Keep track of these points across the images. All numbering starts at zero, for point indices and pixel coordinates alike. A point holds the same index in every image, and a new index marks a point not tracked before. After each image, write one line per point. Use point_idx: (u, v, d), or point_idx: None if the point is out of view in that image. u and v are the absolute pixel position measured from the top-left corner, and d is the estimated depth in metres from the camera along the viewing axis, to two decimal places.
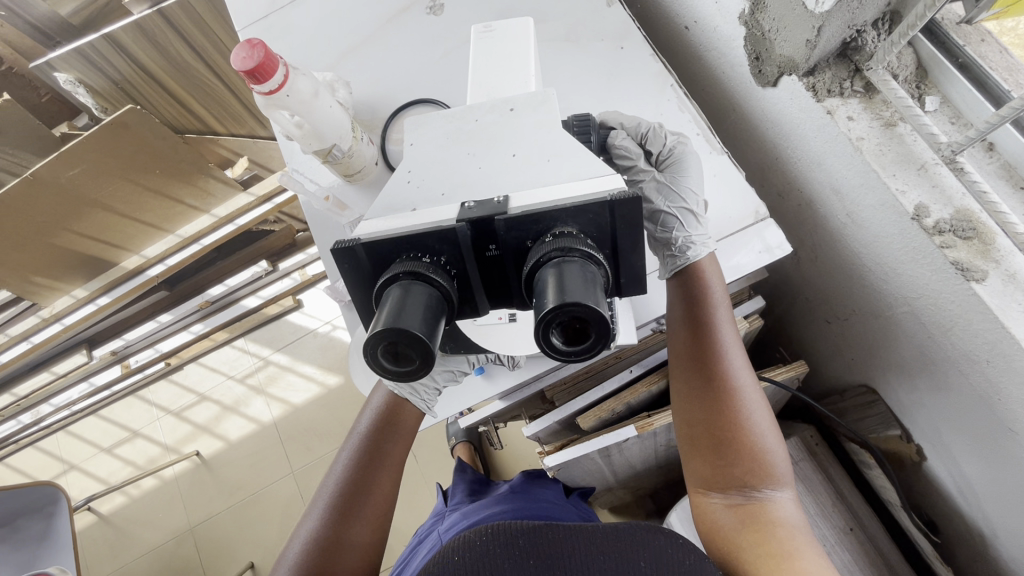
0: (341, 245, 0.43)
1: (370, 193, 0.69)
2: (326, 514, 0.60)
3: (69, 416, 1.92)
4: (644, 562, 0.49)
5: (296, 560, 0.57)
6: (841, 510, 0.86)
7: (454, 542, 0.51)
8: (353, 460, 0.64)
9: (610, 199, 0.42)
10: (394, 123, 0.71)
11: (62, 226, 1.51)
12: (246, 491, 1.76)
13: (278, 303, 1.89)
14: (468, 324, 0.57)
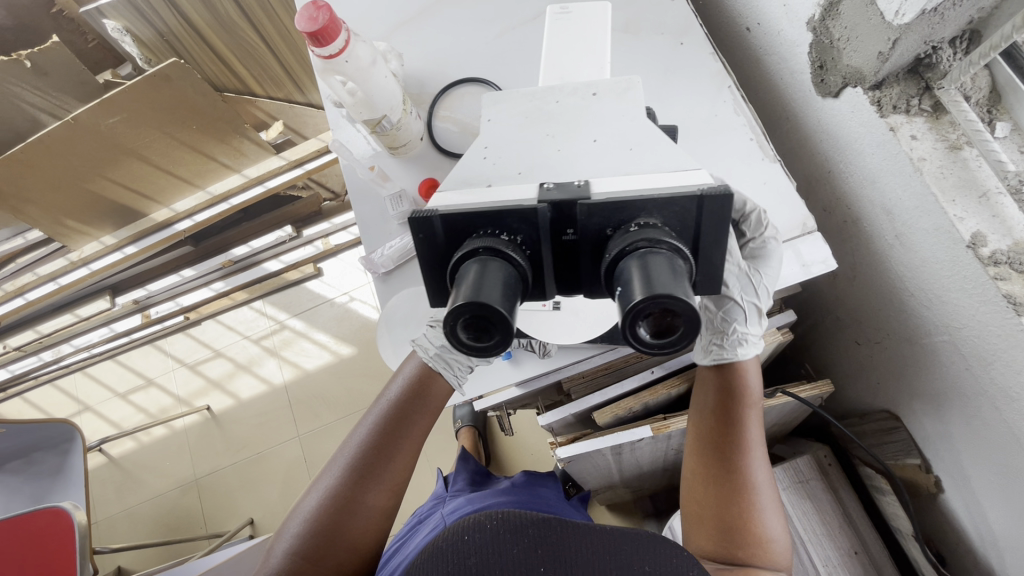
0: (419, 216, 0.43)
1: (415, 167, 0.69)
2: (348, 475, 0.61)
3: (88, 358, 1.97)
4: (650, 570, 0.50)
5: (313, 512, 0.59)
6: (847, 533, 0.86)
7: (468, 520, 0.52)
8: (378, 425, 0.63)
9: (701, 194, 0.41)
10: (444, 99, 0.71)
11: (98, 172, 1.53)
12: (252, 450, 1.79)
13: (298, 269, 1.91)
14: None
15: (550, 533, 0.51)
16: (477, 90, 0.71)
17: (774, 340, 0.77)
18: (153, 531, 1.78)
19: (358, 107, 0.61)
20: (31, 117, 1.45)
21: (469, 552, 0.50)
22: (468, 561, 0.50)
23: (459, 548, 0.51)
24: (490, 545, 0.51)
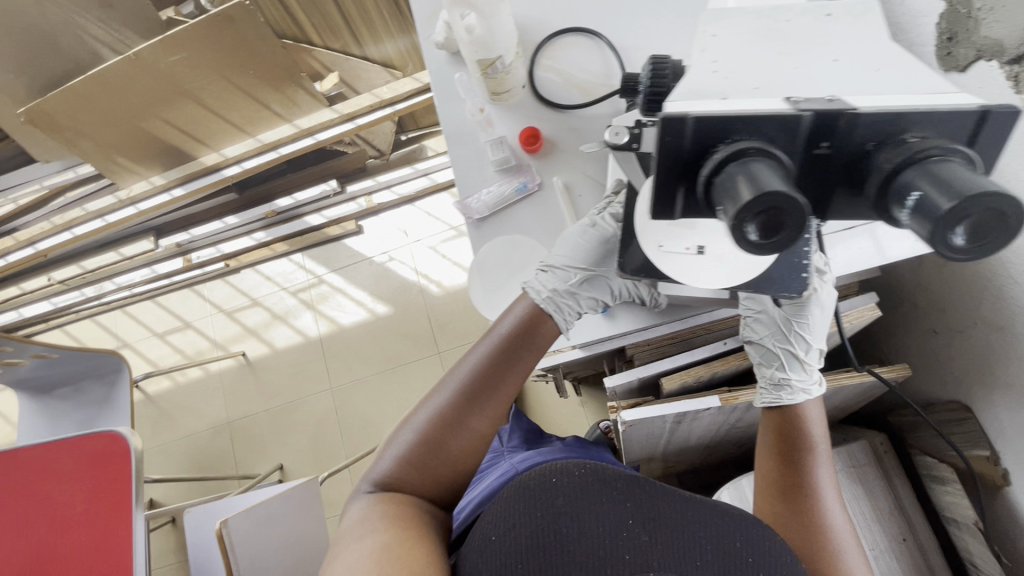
0: (670, 119, 0.39)
1: (512, 111, 0.78)
2: (455, 397, 0.66)
3: (129, 296, 2.01)
4: (740, 543, 0.54)
5: (423, 425, 0.65)
6: (896, 521, 0.86)
7: (556, 464, 0.59)
8: (488, 357, 0.67)
9: (987, 108, 0.37)
10: (547, 48, 0.79)
11: (153, 112, 1.55)
12: (284, 398, 1.83)
13: (339, 225, 1.92)
14: (653, 249, 0.60)
15: (635, 489, 0.57)
16: (579, 38, 0.79)
17: (867, 316, 0.77)
18: (186, 467, 1.83)
19: (473, 45, 0.68)
20: (92, 49, 1.44)
21: (557, 492, 0.56)
22: (555, 500, 0.56)
23: (548, 485, 0.57)
24: (576, 487, 0.56)
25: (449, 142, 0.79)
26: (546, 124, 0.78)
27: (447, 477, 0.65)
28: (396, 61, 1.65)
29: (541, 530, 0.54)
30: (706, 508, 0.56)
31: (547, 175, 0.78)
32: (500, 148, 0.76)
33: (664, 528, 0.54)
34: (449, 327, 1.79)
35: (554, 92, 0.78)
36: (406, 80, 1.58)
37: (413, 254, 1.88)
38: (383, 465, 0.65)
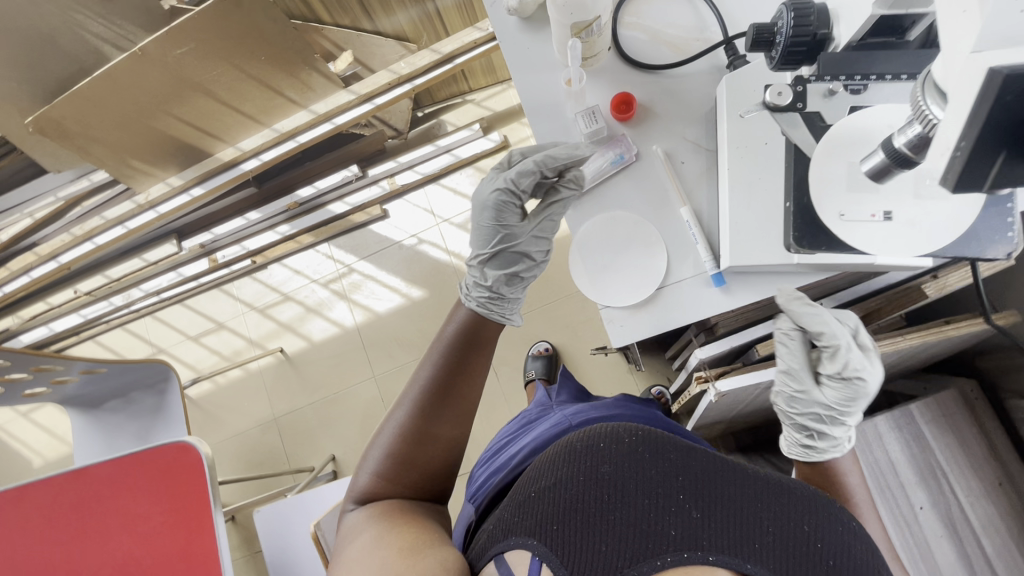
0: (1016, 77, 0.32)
1: (598, 77, 0.81)
2: (414, 406, 0.71)
3: (158, 302, 1.98)
4: (807, 526, 0.54)
5: (392, 439, 0.70)
6: (991, 465, 0.88)
7: (608, 430, 0.60)
8: (435, 370, 0.73)
9: None
10: (629, 6, 0.81)
11: (164, 109, 1.47)
12: (329, 390, 1.83)
13: (364, 211, 1.87)
14: (835, 220, 0.65)
15: (688, 462, 0.57)
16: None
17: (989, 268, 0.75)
18: (239, 467, 1.84)
19: (566, 8, 0.68)
20: (94, 49, 1.37)
21: (603, 460, 0.57)
22: (601, 467, 0.57)
23: (594, 453, 0.58)
24: (626, 455, 0.57)
25: (531, 117, 0.81)
26: (638, 89, 0.80)
27: (428, 480, 0.71)
28: (410, 33, 1.63)
29: (586, 495, 0.55)
30: (775, 487, 0.56)
31: (642, 143, 0.80)
32: (592, 119, 0.78)
33: (720, 504, 0.54)
34: None
35: (640, 52, 0.80)
36: (425, 53, 1.51)
37: (443, 234, 1.84)
38: (366, 478, 0.71)
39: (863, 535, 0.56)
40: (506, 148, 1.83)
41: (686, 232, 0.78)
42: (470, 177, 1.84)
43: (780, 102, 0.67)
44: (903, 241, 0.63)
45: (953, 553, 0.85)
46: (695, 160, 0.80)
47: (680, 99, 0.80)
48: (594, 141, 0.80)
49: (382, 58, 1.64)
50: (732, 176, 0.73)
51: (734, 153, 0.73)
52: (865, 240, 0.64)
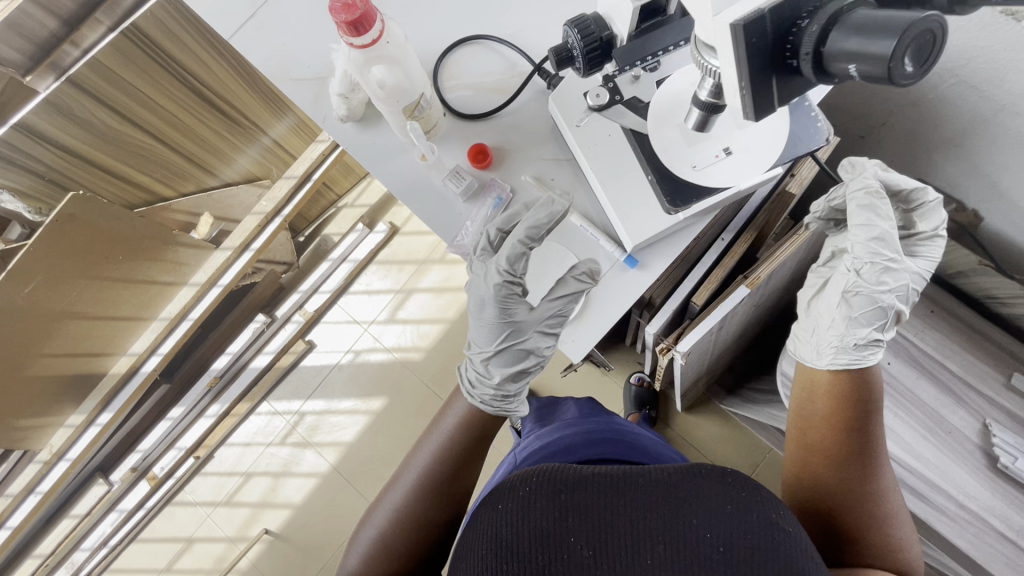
0: (751, 19, 0.42)
1: (447, 141, 0.85)
2: (414, 476, 0.82)
3: (108, 553, 1.74)
4: (695, 519, 0.53)
5: (388, 517, 0.78)
6: (918, 299, 1.00)
7: (503, 488, 0.59)
8: (437, 453, 0.83)
9: None
10: (443, 70, 0.86)
11: (33, 352, 1.35)
12: (334, 545, 1.68)
13: (289, 352, 1.79)
14: (689, 171, 0.75)
15: (580, 494, 0.56)
16: (470, 48, 0.87)
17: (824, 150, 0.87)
18: None
19: (390, 96, 0.73)
20: None
21: (501, 522, 0.55)
22: (499, 531, 0.55)
23: (492, 523, 0.56)
24: (516, 508, 0.56)
25: (406, 200, 0.84)
26: (486, 135, 0.86)
27: (413, 553, 0.76)
28: (258, 172, 1.63)
29: (488, 568, 0.53)
30: (660, 487, 0.55)
31: (512, 180, 0.85)
32: (459, 178, 0.83)
33: (611, 531, 0.53)
34: (449, 380, 1.74)
35: (471, 106, 0.86)
36: (281, 183, 1.52)
37: (377, 336, 1.80)
38: (357, 551, 0.78)
39: (761, 508, 0.54)
40: (398, 233, 1.85)
41: (587, 235, 0.84)
42: (377, 273, 1.83)
43: (602, 101, 0.78)
44: (746, 167, 0.74)
45: (932, 387, 0.94)
46: (562, 173, 0.85)
47: (524, 128, 0.85)
48: (470, 197, 0.85)
49: (241, 206, 1.63)
50: (597, 169, 0.78)
51: (591, 151, 0.78)
52: (719, 176, 0.74)
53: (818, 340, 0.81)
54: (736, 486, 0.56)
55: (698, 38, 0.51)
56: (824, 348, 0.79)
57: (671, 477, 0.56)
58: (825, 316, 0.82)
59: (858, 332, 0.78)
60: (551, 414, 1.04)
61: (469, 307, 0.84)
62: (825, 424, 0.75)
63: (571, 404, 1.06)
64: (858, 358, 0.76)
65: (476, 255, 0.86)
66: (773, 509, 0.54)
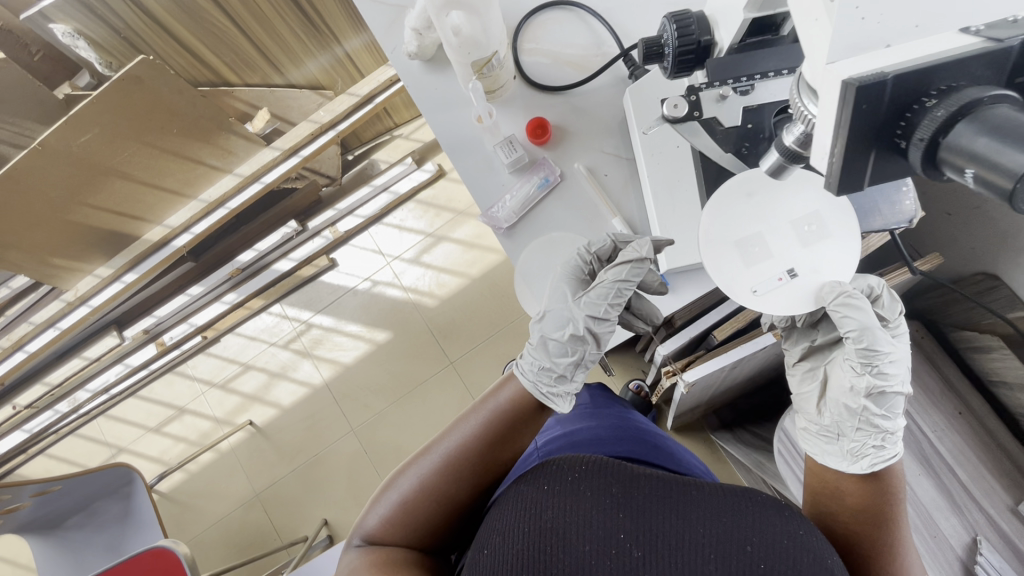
0: (865, 83, 0.36)
1: (508, 107, 0.84)
2: (447, 468, 0.67)
3: (108, 399, 1.86)
4: (751, 546, 0.52)
5: (414, 487, 0.66)
6: (948, 397, 0.95)
7: (554, 468, 0.61)
8: (481, 426, 0.69)
9: None
10: (526, 32, 0.85)
11: (79, 200, 1.40)
12: (308, 454, 1.76)
13: (311, 264, 1.83)
14: (749, 296, 0.69)
15: (630, 491, 0.57)
16: (558, 15, 0.85)
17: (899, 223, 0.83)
18: (230, 555, 1.72)
19: (463, 47, 0.72)
20: None
21: (545, 505, 0.57)
22: (545, 512, 0.57)
23: (537, 501, 0.58)
24: (563, 491, 0.58)
25: (452, 153, 0.83)
26: (549, 111, 0.84)
27: (436, 533, 0.67)
28: (323, 81, 1.62)
29: (531, 543, 0.55)
30: (713, 504, 0.55)
31: (564, 164, 0.84)
32: (511, 149, 0.82)
33: (658, 536, 0.54)
34: (454, 334, 1.75)
35: (547, 75, 0.84)
36: (343, 97, 1.50)
37: (397, 272, 1.81)
38: (372, 522, 0.67)
39: (816, 547, 0.53)
40: (443, 176, 1.84)
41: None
42: (413, 211, 1.83)
43: (678, 113, 0.69)
44: (808, 292, 0.70)
45: (933, 487, 0.89)
46: (618, 170, 0.84)
47: (591, 116, 0.84)
48: (517, 170, 0.83)
49: (301, 110, 1.60)
50: (654, 181, 0.79)
51: (652, 160, 0.79)
52: (776, 301, 0.69)
53: (841, 443, 0.67)
54: (792, 519, 0.56)
55: (803, 77, 0.47)
56: (851, 454, 0.64)
57: (727, 496, 0.56)
58: (838, 420, 0.70)
59: (881, 428, 0.66)
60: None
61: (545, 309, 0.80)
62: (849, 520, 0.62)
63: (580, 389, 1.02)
64: (890, 457, 0.63)
65: (506, 231, 0.83)
66: (827, 549, 0.54)
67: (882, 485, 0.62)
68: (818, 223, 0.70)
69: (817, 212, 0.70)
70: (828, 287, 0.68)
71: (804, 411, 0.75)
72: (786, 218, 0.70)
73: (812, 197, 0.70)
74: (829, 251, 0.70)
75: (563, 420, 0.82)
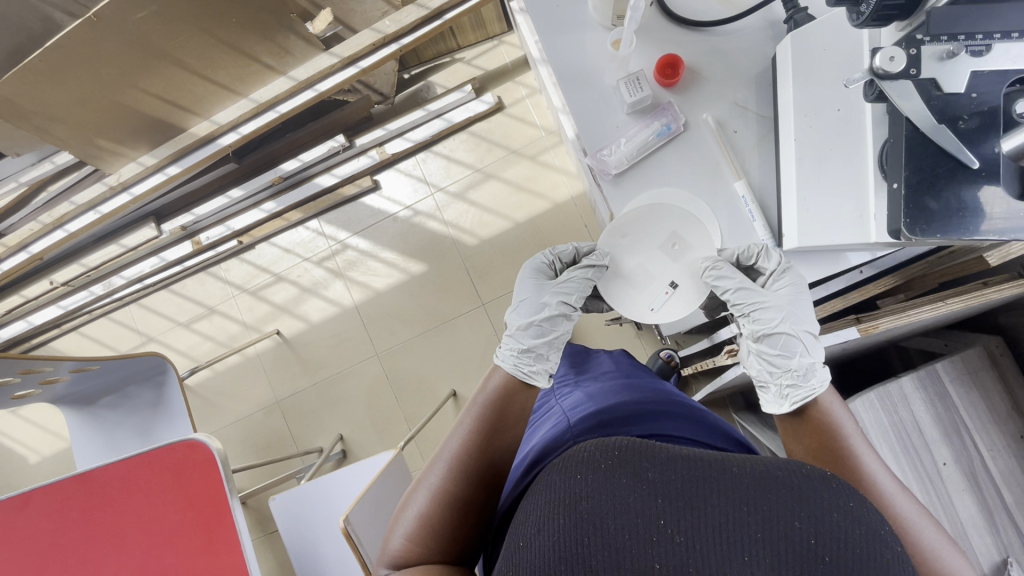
0: None
1: (642, 36, 0.81)
2: (455, 471, 0.64)
3: (141, 289, 1.88)
4: (798, 522, 0.42)
5: (428, 501, 0.63)
6: (1013, 418, 0.90)
7: (581, 454, 0.50)
8: (477, 421, 0.68)
9: None
10: None
11: (129, 82, 1.34)
12: (331, 370, 1.78)
13: (353, 184, 1.78)
14: (647, 312, 0.78)
15: (664, 473, 0.46)
16: None
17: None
18: (248, 454, 1.79)
19: None
20: (42, 15, 1.21)
21: (579, 493, 0.47)
22: (581, 502, 0.46)
23: (572, 486, 0.48)
24: (595, 480, 0.47)
25: (570, 84, 0.81)
26: (685, 49, 0.81)
27: (463, 538, 0.62)
28: None
29: (564, 542, 0.45)
30: (756, 482, 0.44)
31: (690, 114, 0.80)
32: (636, 87, 0.77)
33: (703, 519, 0.43)
34: (488, 276, 1.72)
35: (692, 11, 0.80)
36: (410, 8, 1.39)
37: (439, 205, 1.77)
38: (396, 543, 0.63)
39: (869, 518, 0.43)
40: (501, 110, 1.74)
41: (744, 209, 0.80)
42: (464, 142, 1.76)
43: (894, 69, 0.52)
44: (695, 292, 0.77)
45: (973, 503, 0.87)
46: (747, 128, 0.80)
47: (730, 60, 0.80)
48: (636, 112, 0.80)
49: (363, 16, 1.50)
50: (803, 147, 0.71)
51: (804, 121, 0.71)
52: (675, 311, 0.77)
53: (769, 390, 0.70)
54: (842, 492, 0.44)
55: None
56: (778, 397, 0.68)
57: (769, 471, 0.45)
58: (757, 369, 0.74)
59: (790, 365, 0.70)
60: (585, 365, 1.00)
61: (514, 308, 0.85)
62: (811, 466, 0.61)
63: (605, 358, 1.02)
64: (805, 392, 0.65)
65: (612, 177, 0.80)
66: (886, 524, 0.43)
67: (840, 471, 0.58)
68: (682, 240, 0.78)
69: (673, 230, 0.78)
70: (699, 269, 0.77)
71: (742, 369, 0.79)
72: (654, 244, 0.78)
73: (667, 220, 0.78)
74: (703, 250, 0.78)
75: (596, 394, 0.82)
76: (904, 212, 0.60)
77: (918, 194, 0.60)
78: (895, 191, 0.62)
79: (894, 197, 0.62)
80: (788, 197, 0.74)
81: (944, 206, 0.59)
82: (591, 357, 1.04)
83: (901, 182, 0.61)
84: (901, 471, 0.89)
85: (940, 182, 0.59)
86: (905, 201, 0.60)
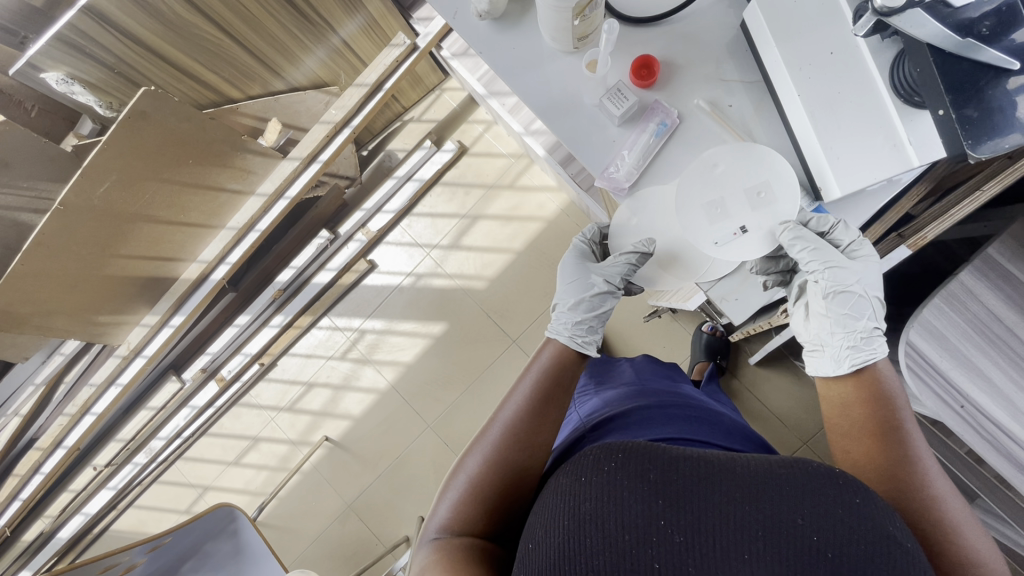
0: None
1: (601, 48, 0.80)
2: (508, 439, 0.68)
3: (182, 442, 1.86)
4: (802, 520, 0.46)
5: (479, 467, 0.67)
6: None
7: (587, 458, 0.53)
8: (532, 394, 0.72)
9: None
10: None
11: (111, 253, 1.34)
12: (391, 456, 1.75)
13: (351, 271, 1.78)
14: (712, 248, 0.77)
15: (668, 474, 0.49)
16: None
17: None
18: (339, 568, 1.73)
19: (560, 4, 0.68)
20: (12, 221, 1.22)
21: (581, 497, 0.51)
22: (582, 505, 0.50)
23: (577, 492, 0.51)
24: (601, 484, 0.51)
25: (551, 116, 0.81)
26: (650, 47, 0.81)
27: (499, 516, 0.65)
28: (326, 77, 1.52)
29: (567, 541, 0.49)
30: (757, 479, 0.48)
31: (680, 103, 0.80)
32: (621, 98, 0.77)
33: (703, 518, 0.47)
34: (510, 312, 1.71)
35: (642, 9, 0.80)
36: (351, 90, 1.41)
37: (438, 261, 1.76)
38: (443, 512, 0.66)
39: (875, 517, 0.47)
40: (465, 153, 1.76)
41: (791, 180, 0.75)
42: (442, 195, 1.77)
43: (897, 3, 0.56)
44: (760, 236, 0.79)
45: None
46: (741, 98, 0.79)
47: (697, 41, 0.80)
48: (627, 121, 0.80)
49: (309, 112, 1.53)
50: (810, 99, 0.69)
51: (802, 73, 0.69)
52: (736, 252, 0.78)
53: (828, 352, 0.75)
54: (847, 489, 0.49)
55: None
56: (836, 359, 0.73)
57: (772, 470, 0.49)
58: (817, 332, 0.78)
59: (857, 329, 0.74)
60: (607, 374, 1.00)
61: (565, 280, 0.90)
62: (857, 441, 0.66)
63: (628, 366, 1.01)
64: (867, 357, 0.71)
65: (627, 189, 0.80)
66: (889, 519, 0.48)
67: (888, 434, 0.64)
68: (769, 190, 0.77)
69: (764, 180, 0.76)
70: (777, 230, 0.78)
71: (795, 335, 0.83)
72: (740, 186, 0.77)
73: (761, 166, 0.76)
74: (783, 210, 0.78)
75: (612, 401, 0.84)
76: (963, 135, 0.59)
77: (967, 115, 0.60)
78: (943, 117, 0.61)
79: (942, 123, 0.61)
80: (812, 149, 0.71)
81: (985, 110, 0.59)
82: (611, 364, 1.04)
83: (946, 107, 0.60)
84: (998, 364, 0.87)
85: (978, 90, 0.59)
86: (958, 124, 0.59)
